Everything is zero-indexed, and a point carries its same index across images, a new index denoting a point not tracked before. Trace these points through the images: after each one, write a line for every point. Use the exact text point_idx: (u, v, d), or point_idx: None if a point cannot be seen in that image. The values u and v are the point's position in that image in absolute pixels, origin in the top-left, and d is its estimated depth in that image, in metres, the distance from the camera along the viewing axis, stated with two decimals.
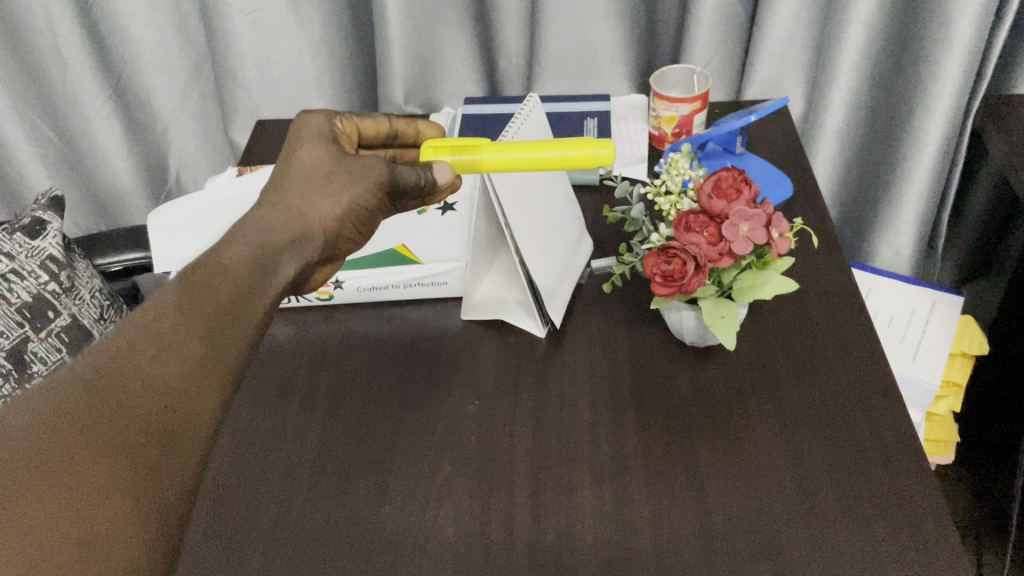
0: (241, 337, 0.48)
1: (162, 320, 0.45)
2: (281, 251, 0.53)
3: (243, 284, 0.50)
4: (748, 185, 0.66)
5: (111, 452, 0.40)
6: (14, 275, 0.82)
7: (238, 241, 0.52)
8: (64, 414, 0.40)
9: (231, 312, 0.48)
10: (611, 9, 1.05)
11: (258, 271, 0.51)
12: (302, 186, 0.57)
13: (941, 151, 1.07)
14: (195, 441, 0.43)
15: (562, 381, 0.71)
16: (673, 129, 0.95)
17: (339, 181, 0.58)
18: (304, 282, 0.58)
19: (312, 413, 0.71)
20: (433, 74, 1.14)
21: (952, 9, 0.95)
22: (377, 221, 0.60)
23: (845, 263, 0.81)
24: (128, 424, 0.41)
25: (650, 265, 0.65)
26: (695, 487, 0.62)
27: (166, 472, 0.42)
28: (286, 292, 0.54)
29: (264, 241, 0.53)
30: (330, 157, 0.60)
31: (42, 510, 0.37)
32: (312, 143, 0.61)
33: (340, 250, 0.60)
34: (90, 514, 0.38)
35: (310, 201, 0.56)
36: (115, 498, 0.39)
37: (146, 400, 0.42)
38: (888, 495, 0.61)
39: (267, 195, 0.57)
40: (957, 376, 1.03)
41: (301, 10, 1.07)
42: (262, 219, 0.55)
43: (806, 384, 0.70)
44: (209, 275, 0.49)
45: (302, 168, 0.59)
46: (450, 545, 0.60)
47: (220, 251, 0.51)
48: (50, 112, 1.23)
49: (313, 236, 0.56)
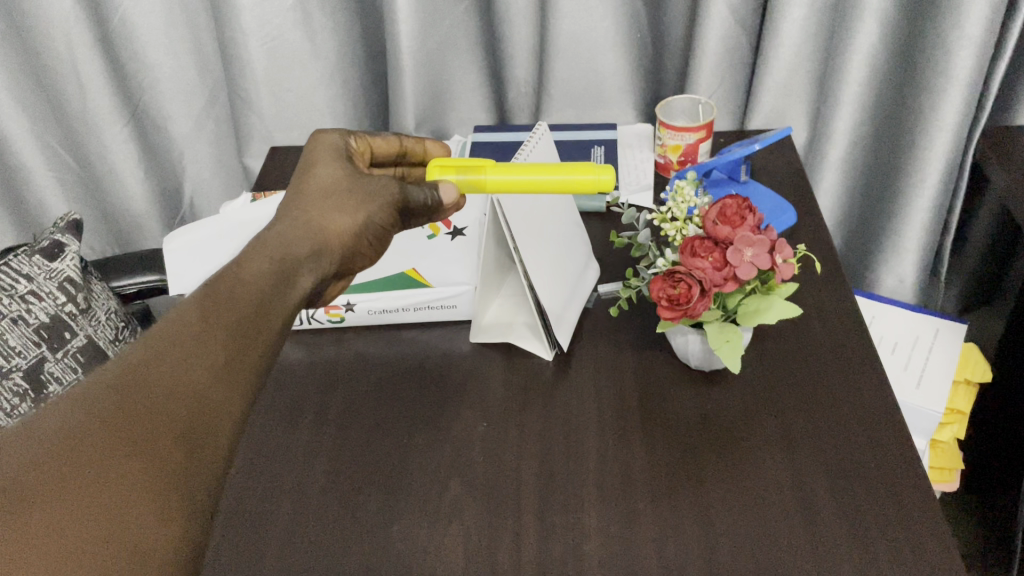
0: (260, 349, 0.49)
1: (187, 330, 0.46)
2: (301, 264, 0.55)
3: (264, 294, 0.51)
4: (752, 212, 0.67)
5: (139, 452, 0.41)
6: (33, 296, 0.83)
7: (260, 253, 0.54)
8: (94, 418, 0.41)
9: (251, 322, 0.49)
10: (618, 41, 1.07)
11: (278, 283, 0.52)
12: (320, 203, 0.59)
13: (944, 180, 1.08)
14: (217, 445, 0.44)
15: (570, 403, 0.73)
16: (678, 158, 0.97)
17: (355, 198, 0.60)
18: (319, 296, 0.59)
19: (323, 434, 0.72)
20: (443, 102, 1.16)
21: (951, 43, 0.98)
22: (389, 239, 0.63)
23: (847, 288, 0.82)
24: (156, 428, 0.42)
25: (656, 288, 0.66)
26: (700, 507, 0.63)
27: (192, 473, 0.43)
28: (304, 305, 0.56)
29: (284, 253, 0.54)
30: (345, 176, 0.61)
31: (73, 510, 0.38)
32: (328, 161, 0.63)
33: (352, 265, 0.61)
34: (120, 512, 0.39)
35: (328, 218, 0.58)
36: (145, 498, 0.40)
37: (169, 404, 0.43)
38: (891, 516, 0.62)
39: (286, 210, 0.59)
40: (962, 403, 1.04)
41: (316, 40, 1.10)
42: (281, 233, 0.56)
43: (811, 410, 0.70)
44: (230, 287, 0.50)
45: (319, 186, 0.60)
46: (457, 564, 0.61)
47: (242, 264, 0.52)
48: (68, 137, 1.26)
49: (330, 250, 0.57)
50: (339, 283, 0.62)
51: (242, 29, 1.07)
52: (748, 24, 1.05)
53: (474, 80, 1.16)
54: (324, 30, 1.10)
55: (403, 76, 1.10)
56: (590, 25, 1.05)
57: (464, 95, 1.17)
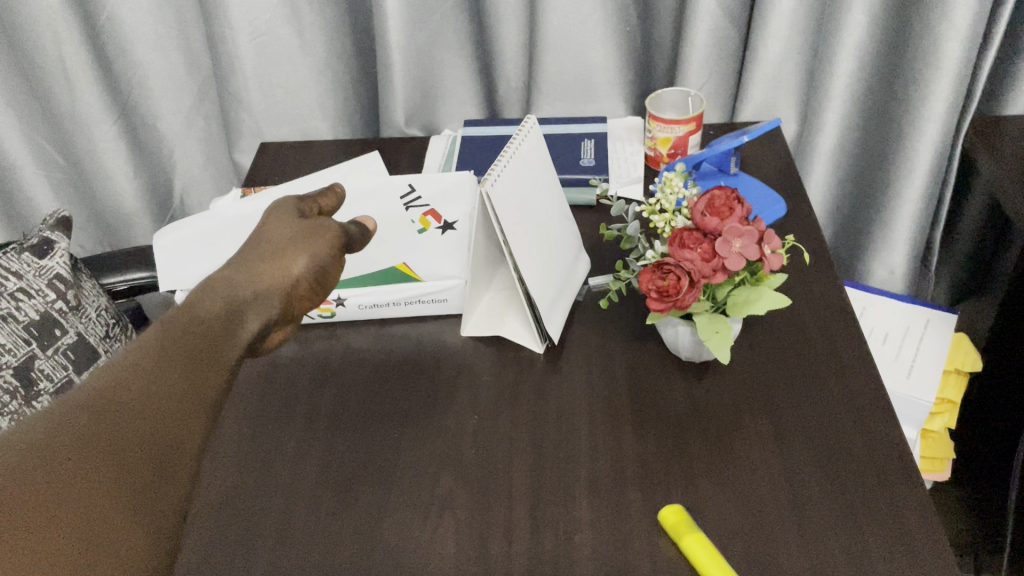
0: (220, 375, 0.52)
1: (146, 361, 0.49)
2: (246, 308, 0.58)
3: (219, 330, 0.54)
4: (740, 203, 0.67)
5: (116, 463, 0.43)
6: (22, 293, 0.83)
7: (209, 298, 0.57)
8: (69, 433, 0.43)
9: (209, 352, 0.52)
10: (607, 34, 1.07)
11: (226, 321, 0.55)
12: (268, 254, 0.63)
13: (933, 170, 1.09)
14: (185, 458, 0.47)
15: (561, 395, 0.73)
16: (668, 151, 0.97)
17: (299, 242, 0.64)
18: (262, 345, 0.60)
19: (314, 427, 0.72)
20: (434, 97, 1.17)
21: (940, 35, 0.98)
22: (334, 279, 0.66)
23: (836, 278, 0.83)
24: (127, 443, 0.44)
25: (645, 281, 0.66)
26: (690, 497, 0.64)
27: (163, 481, 0.45)
28: (250, 348, 0.58)
29: (232, 297, 0.58)
30: (292, 226, 0.65)
31: (53, 517, 0.39)
32: (274, 217, 0.66)
33: (295, 311, 0.64)
34: (98, 516, 0.41)
35: (274, 263, 0.62)
36: (121, 505, 0.42)
37: (141, 422, 0.46)
38: (880, 505, 0.62)
39: (235, 260, 0.62)
40: (951, 393, 1.05)
41: (304, 35, 1.10)
42: (226, 280, 0.59)
43: (802, 400, 0.71)
44: (190, 321, 0.53)
45: (267, 239, 0.64)
46: (449, 557, 0.61)
47: (192, 306, 0.55)
48: (57, 135, 1.25)
49: (270, 294, 0.61)
50: (284, 330, 0.63)
51: (229, 25, 1.06)
52: (736, 17, 1.05)
53: (463, 75, 1.16)
54: (313, 26, 1.09)
55: (393, 72, 1.10)
56: (579, 19, 1.05)
57: (453, 90, 1.17)
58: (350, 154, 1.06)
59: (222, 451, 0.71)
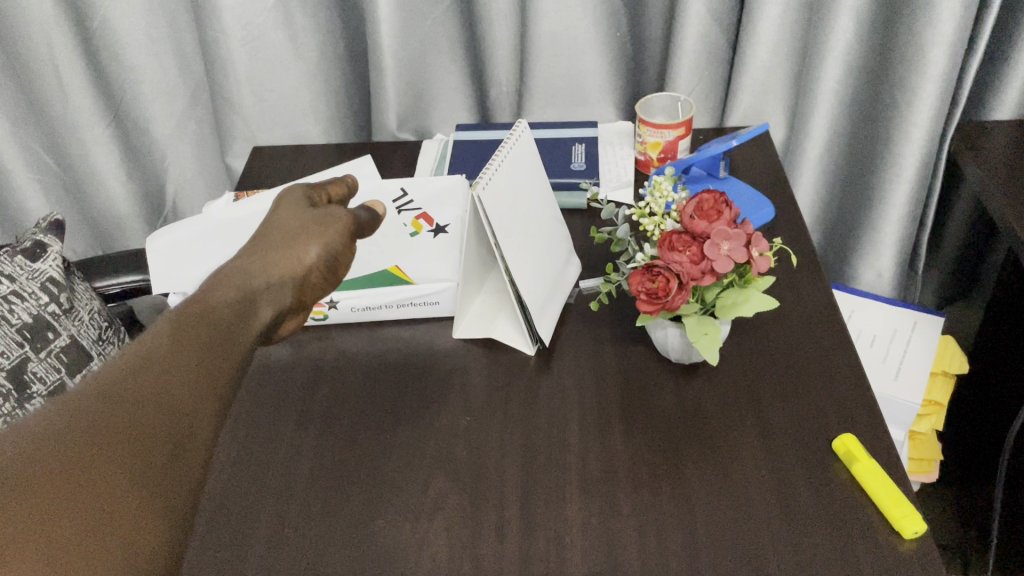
0: (231, 367, 0.52)
1: (158, 351, 0.49)
2: (259, 297, 0.59)
3: (231, 319, 0.55)
4: (729, 207, 0.68)
5: (127, 452, 0.44)
6: (15, 296, 0.83)
7: (223, 287, 0.57)
8: (78, 425, 0.44)
9: (221, 343, 0.52)
10: (598, 39, 1.09)
11: (239, 312, 0.56)
12: (281, 243, 0.63)
13: (920, 175, 1.10)
14: (195, 452, 0.47)
15: (551, 397, 0.74)
16: (658, 155, 0.98)
17: (311, 231, 0.64)
18: (276, 332, 0.62)
19: (306, 429, 0.72)
20: (425, 102, 1.17)
21: (926, 40, 0.99)
22: (346, 267, 0.66)
23: (822, 280, 0.84)
24: (137, 433, 0.45)
25: (635, 283, 0.67)
26: (680, 496, 0.64)
27: (174, 469, 0.45)
28: (262, 336, 0.58)
29: (245, 287, 0.58)
30: (305, 214, 0.66)
31: (61, 507, 0.40)
32: (288, 206, 0.67)
33: (308, 300, 0.64)
34: (112, 504, 0.42)
35: (287, 253, 0.62)
36: (131, 494, 0.43)
37: (153, 411, 0.46)
38: (866, 504, 0.63)
39: (249, 248, 0.63)
40: (939, 395, 1.06)
41: (297, 39, 1.10)
42: (238, 270, 0.60)
43: (789, 401, 0.72)
44: (202, 311, 0.54)
45: (281, 227, 0.64)
46: (441, 557, 0.61)
47: (206, 295, 0.56)
48: (49, 139, 1.25)
49: (282, 284, 0.61)
50: (296, 319, 0.64)
51: (223, 30, 1.07)
52: (725, 23, 1.07)
53: (455, 80, 1.17)
54: (306, 30, 1.10)
55: (385, 76, 1.10)
56: (570, 25, 1.07)
57: (445, 95, 1.18)
58: (342, 158, 1.07)
59: (215, 453, 0.71)
